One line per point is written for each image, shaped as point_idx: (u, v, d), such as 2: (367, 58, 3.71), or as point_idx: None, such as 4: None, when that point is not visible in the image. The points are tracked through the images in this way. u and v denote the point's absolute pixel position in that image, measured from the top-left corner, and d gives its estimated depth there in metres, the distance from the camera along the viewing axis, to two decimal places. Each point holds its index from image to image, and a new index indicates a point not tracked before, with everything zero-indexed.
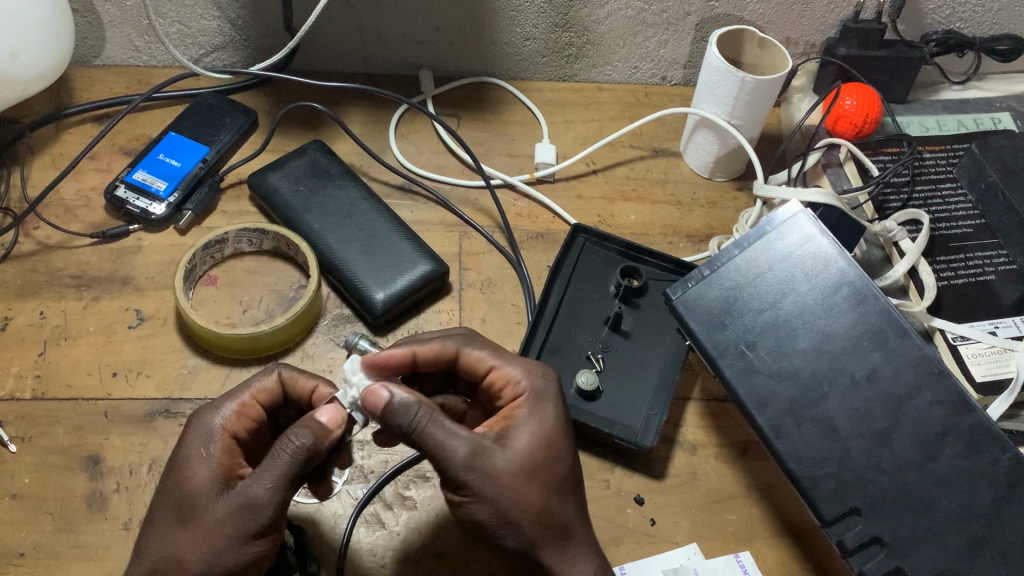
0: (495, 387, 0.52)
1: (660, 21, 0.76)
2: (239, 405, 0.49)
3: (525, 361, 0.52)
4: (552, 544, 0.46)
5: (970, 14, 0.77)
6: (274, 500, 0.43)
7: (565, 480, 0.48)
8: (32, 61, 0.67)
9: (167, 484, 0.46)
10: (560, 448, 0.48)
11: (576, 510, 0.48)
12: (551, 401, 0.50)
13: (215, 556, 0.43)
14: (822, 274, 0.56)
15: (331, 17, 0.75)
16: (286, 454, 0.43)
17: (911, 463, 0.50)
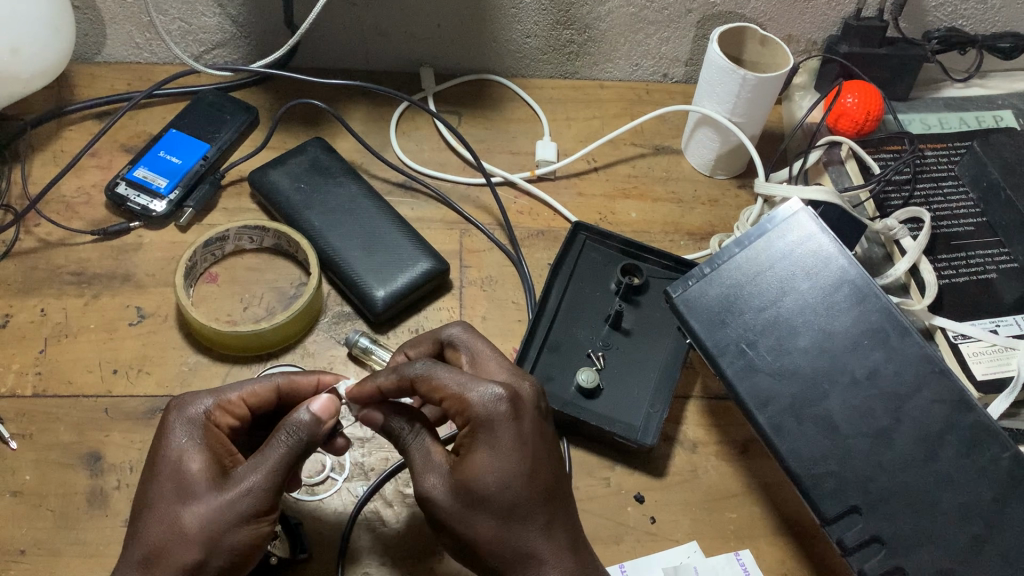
0: (454, 414, 0.46)
1: (661, 18, 0.76)
2: (226, 400, 0.49)
3: (481, 386, 0.45)
4: (516, 569, 0.45)
5: (973, 12, 0.77)
6: (272, 487, 0.44)
7: (518, 511, 0.44)
8: (34, 58, 0.67)
9: (155, 467, 0.45)
10: (511, 480, 0.44)
11: (545, 534, 0.45)
12: (502, 430, 0.44)
13: (215, 538, 0.42)
14: (823, 273, 0.56)
15: (332, 14, 0.75)
16: (289, 445, 0.44)
17: (913, 461, 0.50)
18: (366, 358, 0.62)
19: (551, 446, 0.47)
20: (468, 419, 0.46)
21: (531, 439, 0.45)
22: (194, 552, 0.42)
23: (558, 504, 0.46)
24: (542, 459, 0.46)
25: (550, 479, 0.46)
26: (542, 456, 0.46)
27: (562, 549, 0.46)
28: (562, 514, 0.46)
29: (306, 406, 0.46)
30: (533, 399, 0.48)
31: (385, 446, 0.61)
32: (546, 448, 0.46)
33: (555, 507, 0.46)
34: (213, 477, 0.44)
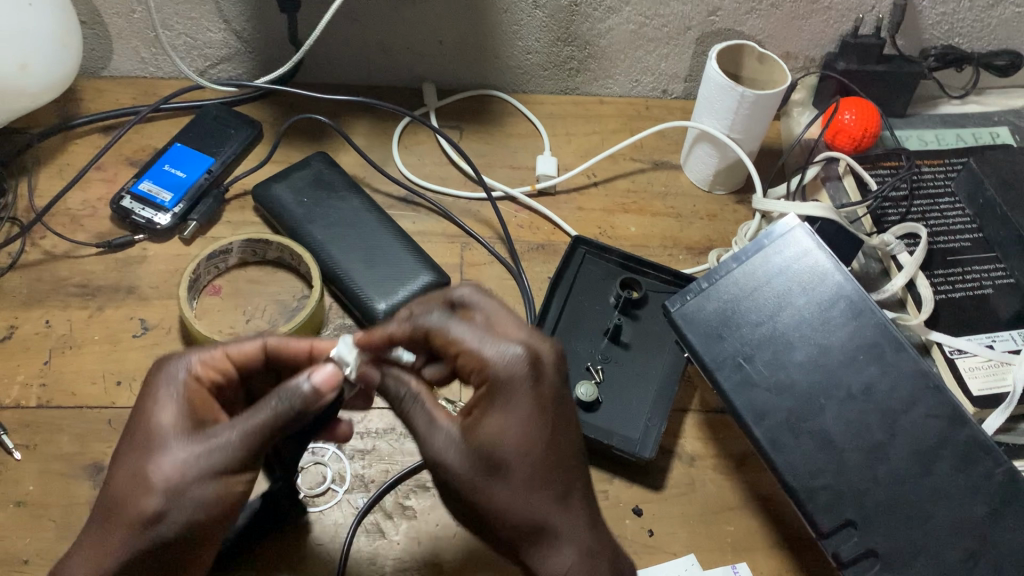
0: (469, 371, 0.47)
1: (661, 35, 0.77)
2: (210, 357, 0.48)
3: (501, 344, 0.46)
4: (532, 539, 0.44)
5: (969, 29, 0.77)
6: (246, 446, 0.43)
7: (536, 478, 0.43)
8: (42, 73, 0.68)
9: (135, 417, 0.45)
10: (527, 444, 0.43)
11: (562, 505, 0.44)
12: (520, 390, 0.44)
13: (178, 488, 0.42)
14: (819, 288, 0.57)
15: (335, 30, 0.76)
16: (273, 410, 0.44)
17: (908, 476, 0.51)
18: None
19: (570, 412, 0.46)
20: (485, 378, 0.45)
21: (551, 404, 0.45)
22: (154, 501, 0.42)
23: (577, 475, 0.45)
24: (560, 426, 0.45)
25: (568, 448, 0.45)
26: (562, 421, 0.45)
27: (577, 521, 0.44)
28: (580, 486, 0.45)
29: (304, 375, 0.45)
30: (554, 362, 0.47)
31: (385, 458, 0.61)
32: (565, 414, 0.45)
33: (573, 478, 0.45)
34: (188, 433, 0.44)
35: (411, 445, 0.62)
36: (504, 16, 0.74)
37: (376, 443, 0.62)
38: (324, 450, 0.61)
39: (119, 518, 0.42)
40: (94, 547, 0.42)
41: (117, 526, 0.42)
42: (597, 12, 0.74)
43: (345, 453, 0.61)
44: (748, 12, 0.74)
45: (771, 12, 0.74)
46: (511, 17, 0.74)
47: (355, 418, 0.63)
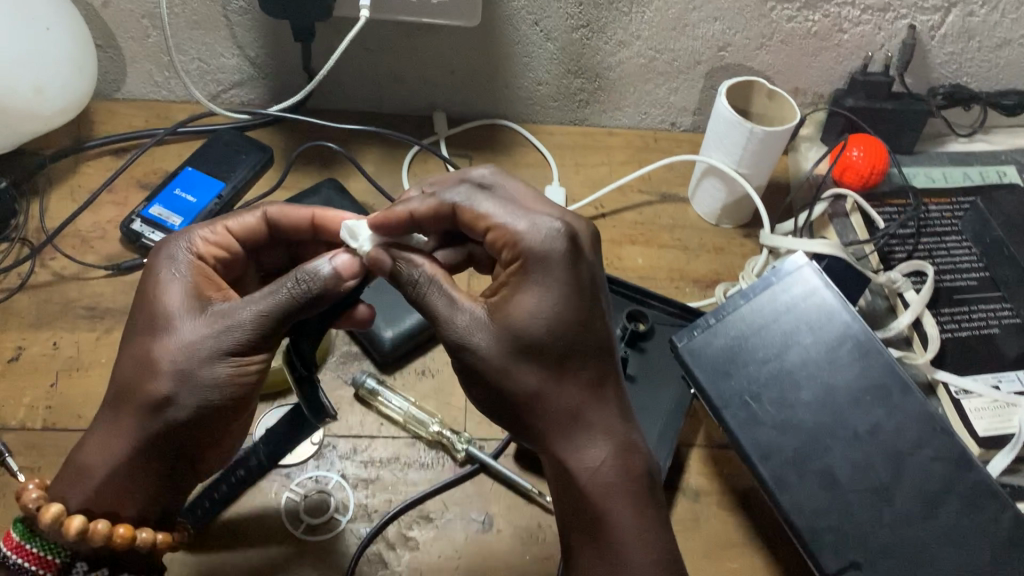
0: (497, 247, 0.49)
1: (671, 69, 0.77)
2: (212, 232, 0.52)
3: (536, 219, 0.48)
4: (567, 425, 0.46)
5: (977, 69, 0.77)
6: (258, 328, 0.46)
7: (570, 361, 0.46)
8: (57, 95, 0.68)
9: (143, 296, 0.48)
10: (565, 320, 0.46)
11: (594, 394, 0.47)
12: (558, 268, 0.47)
13: (193, 368, 0.45)
14: (826, 327, 0.57)
15: (348, 59, 0.76)
16: (289, 291, 0.47)
17: (913, 519, 0.50)
18: (372, 399, 0.64)
19: (602, 295, 0.48)
20: (519, 255, 0.47)
21: (586, 284, 0.47)
22: (167, 383, 0.45)
23: (609, 363, 0.48)
24: (594, 311, 0.47)
25: (599, 333, 0.47)
26: (596, 307, 0.48)
27: (609, 411, 0.47)
28: (613, 375, 0.48)
29: (324, 260, 0.49)
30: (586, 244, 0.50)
31: (389, 488, 0.61)
32: (597, 301, 0.48)
33: (607, 364, 0.47)
34: (198, 312, 0.47)
35: (414, 474, 0.62)
36: (516, 47, 0.75)
37: (379, 472, 0.62)
38: (327, 478, 0.61)
39: (133, 401, 0.45)
40: (112, 432, 0.46)
41: (130, 409, 0.45)
42: (608, 45, 0.74)
43: (349, 482, 0.61)
44: (758, 47, 0.75)
45: (781, 48, 0.75)
46: (523, 48, 0.75)
47: (360, 446, 0.63)
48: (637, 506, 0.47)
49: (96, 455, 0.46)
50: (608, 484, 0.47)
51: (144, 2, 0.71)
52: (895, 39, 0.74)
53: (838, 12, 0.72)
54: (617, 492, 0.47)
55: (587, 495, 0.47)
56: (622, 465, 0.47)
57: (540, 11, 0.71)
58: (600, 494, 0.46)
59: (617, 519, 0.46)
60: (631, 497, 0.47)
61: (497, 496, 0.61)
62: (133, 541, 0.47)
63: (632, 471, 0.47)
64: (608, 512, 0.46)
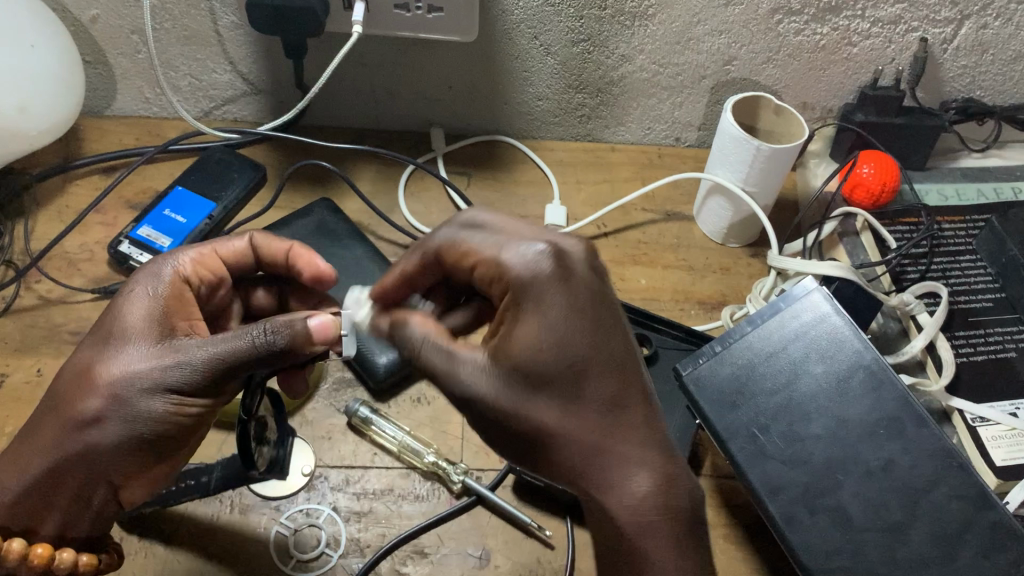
0: (487, 281, 0.47)
1: (675, 83, 0.75)
2: (201, 253, 0.54)
3: (520, 245, 0.45)
4: (593, 462, 0.43)
5: (992, 83, 0.75)
6: (207, 368, 0.45)
7: (584, 391, 0.42)
8: (41, 114, 0.66)
9: (109, 313, 0.48)
10: (571, 347, 0.42)
11: (616, 420, 0.43)
12: (551, 291, 0.43)
13: (127, 395, 0.44)
14: (837, 356, 0.55)
15: (343, 74, 0.74)
16: (251, 340, 0.45)
17: (930, 561, 0.48)
18: (366, 428, 0.62)
19: (610, 309, 0.45)
20: (509, 287, 0.45)
21: (587, 300, 0.44)
22: (97, 401, 0.44)
23: (629, 383, 0.44)
24: (603, 328, 0.43)
25: (613, 351, 0.43)
26: (605, 324, 0.44)
27: (636, 434, 0.43)
28: (636, 396, 0.44)
29: (304, 317, 0.47)
30: (583, 256, 0.46)
31: (382, 521, 0.59)
32: (604, 317, 0.44)
33: (628, 384, 0.43)
34: (152, 340, 0.46)
35: (409, 507, 0.59)
36: (515, 62, 0.73)
37: (372, 505, 0.59)
38: (318, 512, 0.59)
39: (60, 419, 0.45)
40: (33, 447, 0.45)
41: (54, 426, 0.45)
42: (610, 59, 0.72)
43: (341, 515, 0.59)
44: (765, 61, 0.73)
45: (789, 62, 0.73)
46: (522, 63, 0.73)
47: (353, 477, 0.61)
48: (676, 538, 0.43)
49: (14, 471, 0.45)
50: (644, 520, 0.43)
51: (133, 17, 0.69)
52: (906, 52, 0.72)
53: (848, 26, 0.69)
54: (657, 529, 0.43)
55: (624, 533, 0.43)
56: (662, 497, 0.43)
57: (539, 24, 0.69)
58: (634, 531, 0.43)
59: (656, 556, 0.42)
60: (670, 530, 0.43)
61: (494, 530, 0.59)
62: (51, 562, 0.46)
63: (671, 502, 0.43)
64: (648, 551, 0.43)
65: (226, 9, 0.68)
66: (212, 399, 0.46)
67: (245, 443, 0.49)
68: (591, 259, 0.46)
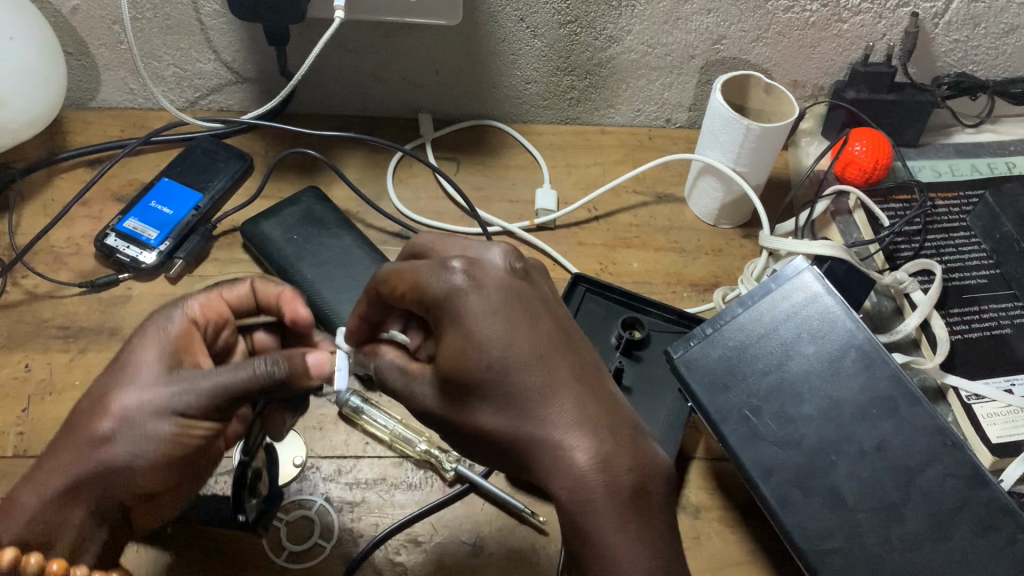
0: (414, 308, 0.43)
1: (663, 64, 0.74)
2: (206, 297, 0.52)
3: (438, 269, 0.42)
4: (530, 451, 0.40)
5: (983, 57, 0.74)
6: (213, 397, 0.45)
7: (513, 386, 0.40)
8: (22, 107, 0.65)
9: (125, 347, 0.47)
10: (484, 348, 0.40)
11: (547, 405, 0.40)
12: (463, 301, 0.41)
13: (138, 419, 0.44)
14: (829, 336, 0.54)
15: (329, 61, 0.74)
16: (256, 371, 0.45)
17: (925, 539, 0.48)
18: (356, 418, 0.62)
19: (531, 310, 0.42)
20: (429, 308, 0.42)
21: (504, 303, 0.41)
22: (109, 423, 0.44)
23: (559, 370, 0.41)
24: (522, 323, 0.41)
25: (540, 344, 0.41)
26: (528, 320, 0.41)
27: (570, 413, 0.40)
28: (568, 377, 0.41)
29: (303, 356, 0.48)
30: (500, 265, 0.44)
31: (375, 510, 0.58)
32: (525, 315, 0.41)
33: (553, 370, 0.40)
34: (162, 367, 0.46)
35: (401, 496, 0.59)
36: (502, 45, 0.72)
37: (365, 495, 0.59)
38: (310, 502, 0.58)
39: (73, 441, 0.44)
40: (47, 467, 0.44)
41: (68, 449, 0.44)
42: (598, 40, 0.71)
43: (333, 505, 0.58)
44: (754, 40, 0.72)
45: (779, 40, 0.72)
46: (509, 46, 0.72)
47: (345, 467, 0.60)
48: (623, 512, 0.38)
49: (32, 487, 0.44)
50: (584, 497, 0.38)
51: (114, 7, 0.68)
52: (897, 27, 0.71)
53: (837, 1, 0.68)
54: (597, 505, 0.38)
55: (567, 511, 0.39)
56: (603, 472, 0.39)
57: (526, 7, 0.68)
58: (577, 510, 0.39)
59: (603, 533, 0.38)
60: (616, 508, 0.38)
61: (487, 517, 0.58)
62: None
63: (615, 481, 0.38)
64: (590, 528, 0.38)
65: None
66: (216, 425, 0.46)
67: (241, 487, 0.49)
68: (511, 263, 0.44)
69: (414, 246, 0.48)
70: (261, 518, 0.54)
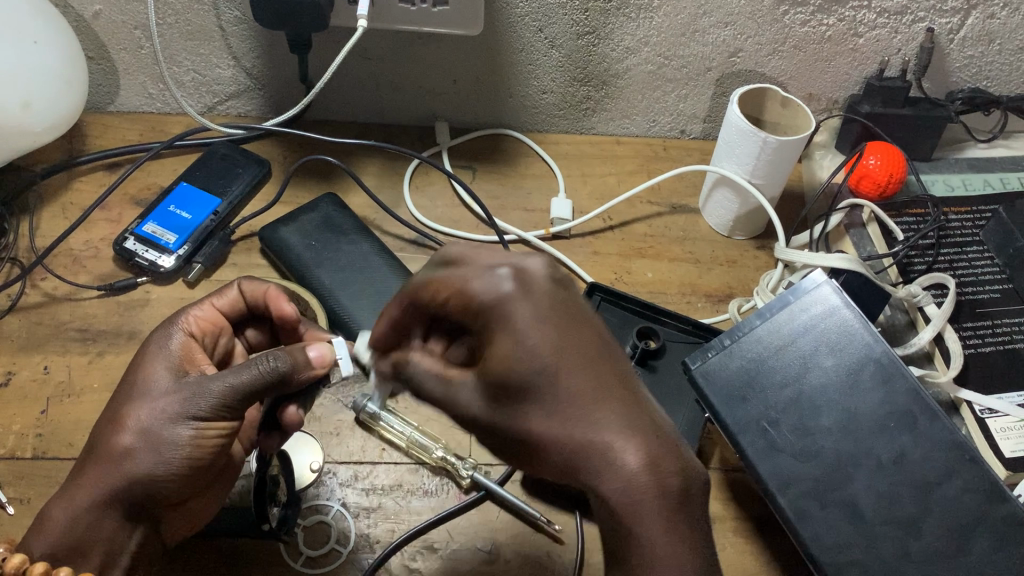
0: (461, 316, 0.42)
1: (679, 76, 0.75)
2: (200, 309, 0.54)
3: (485, 273, 0.41)
4: (576, 455, 0.39)
5: (997, 73, 0.74)
6: (223, 397, 0.46)
7: (562, 392, 0.39)
8: (44, 112, 0.66)
9: (131, 369, 0.49)
10: (533, 354, 0.38)
11: (596, 411, 0.39)
12: (512, 307, 0.39)
13: (155, 427, 0.46)
14: (847, 350, 0.55)
15: (348, 68, 0.74)
16: (259, 370, 0.47)
17: (941, 553, 0.48)
18: (374, 424, 0.62)
19: (574, 314, 0.41)
20: (479, 314, 0.40)
21: (554, 309, 0.40)
22: (128, 437, 0.46)
23: (602, 374, 0.39)
24: (570, 328, 0.40)
25: (583, 348, 0.40)
26: (572, 322, 0.40)
27: (614, 414, 0.39)
28: (614, 386, 0.40)
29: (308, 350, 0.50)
30: (544, 271, 0.42)
31: (392, 517, 0.59)
32: (571, 320, 0.40)
33: (602, 380, 0.39)
34: (170, 377, 0.48)
35: (418, 503, 0.59)
36: (520, 56, 0.72)
37: (382, 501, 0.59)
38: (327, 506, 0.59)
39: (96, 460, 0.46)
40: (75, 486, 0.45)
41: (91, 468, 0.45)
42: (615, 52, 0.72)
43: (350, 511, 0.59)
44: (770, 53, 0.72)
45: (794, 54, 0.72)
46: (527, 57, 0.72)
47: (361, 473, 0.61)
48: (670, 513, 0.38)
49: (61, 505, 0.46)
50: (634, 498, 0.38)
51: (136, 13, 0.69)
52: (912, 42, 0.71)
53: (854, 16, 0.69)
54: (648, 505, 0.38)
55: (617, 514, 0.38)
56: (654, 471, 0.38)
57: (544, 17, 0.68)
58: (628, 511, 0.38)
59: (652, 538, 0.38)
60: (664, 511, 0.38)
61: (503, 524, 0.59)
62: None
63: (664, 481, 0.38)
64: (642, 531, 0.38)
65: (230, 4, 0.67)
66: (231, 424, 0.48)
67: (263, 491, 0.52)
68: (555, 271, 0.42)
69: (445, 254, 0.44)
70: (282, 525, 0.55)
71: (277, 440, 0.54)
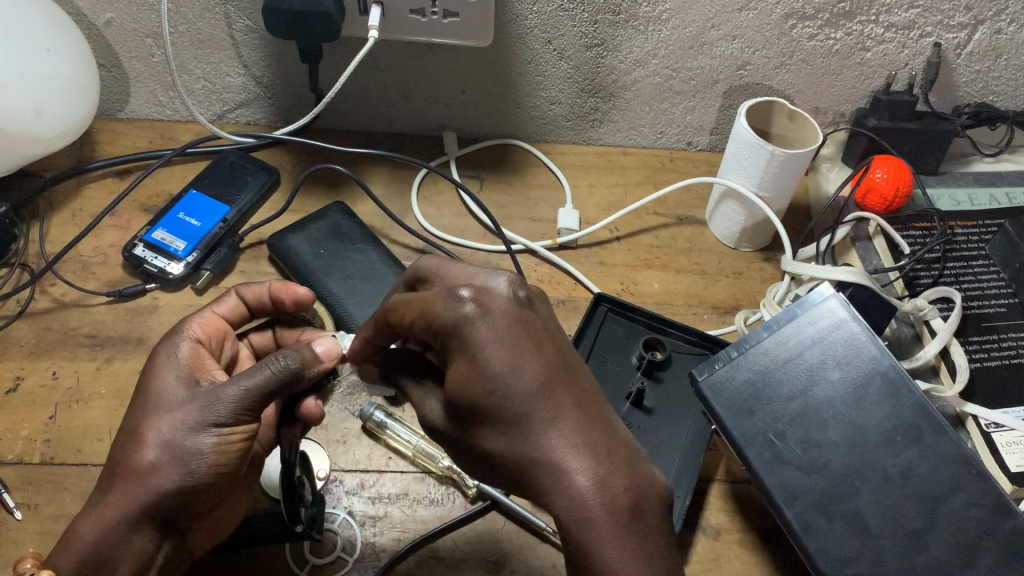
0: (426, 335, 0.44)
1: (687, 88, 0.75)
2: (203, 317, 0.55)
3: (447, 298, 0.43)
4: (531, 472, 0.41)
5: (1004, 88, 0.75)
6: (241, 403, 0.46)
7: (518, 410, 0.41)
8: (56, 119, 0.66)
9: (141, 382, 0.49)
10: (488, 376, 0.41)
11: (549, 428, 0.41)
12: (470, 330, 0.42)
13: (179, 437, 0.46)
14: (854, 363, 0.55)
15: (358, 78, 0.75)
16: (272, 370, 0.47)
17: (948, 568, 0.48)
18: (380, 432, 0.63)
19: (537, 336, 0.43)
20: (440, 334, 0.43)
21: (516, 328, 0.42)
22: (151, 454, 0.46)
23: (557, 395, 0.41)
24: (528, 348, 0.42)
25: (545, 366, 0.42)
26: (533, 342, 0.42)
27: (569, 433, 0.41)
28: (570, 406, 0.42)
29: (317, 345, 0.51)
30: (508, 291, 0.44)
31: (397, 525, 0.59)
32: (530, 339, 0.42)
33: (557, 399, 0.41)
34: (183, 387, 0.48)
35: (423, 512, 0.59)
36: (528, 67, 0.73)
37: (387, 510, 0.59)
38: (333, 515, 0.59)
39: (120, 477, 0.46)
40: (103, 504, 0.45)
41: (119, 486, 0.45)
42: (622, 64, 0.72)
43: (356, 519, 0.59)
44: (778, 66, 0.73)
45: (802, 67, 0.73)
46: (535, 68, 0.73)
47: (367, 482, 0.61)
48: (619, 530, 0.39)
49: (88, 520, 0.46)
50: (579, 517, 0.40)
51: (147, 21, 0.69)
52: (919, 57, 0.71)
53: (861, 30, 0.69)
54: (592, 523, 0.40)
55: (562, 529, 0.40)
56: (603, 487, 0.40)
57: (553, 29, 0.69)
58: (571, 526, 0.40)
59: (598, 554, 0.39)
60: (608, 528, 0.39)
61: (509, 534, 0.59)
62: None
63: (608, 499, 0.40)
64: (591, 548, 0.39)
65: (241, 13, 0.68)
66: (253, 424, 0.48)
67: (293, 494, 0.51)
68: (516, 292, 0.44)
69: (417, 271, 0.49)
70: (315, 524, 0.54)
71: (299, 430, 0.53)
